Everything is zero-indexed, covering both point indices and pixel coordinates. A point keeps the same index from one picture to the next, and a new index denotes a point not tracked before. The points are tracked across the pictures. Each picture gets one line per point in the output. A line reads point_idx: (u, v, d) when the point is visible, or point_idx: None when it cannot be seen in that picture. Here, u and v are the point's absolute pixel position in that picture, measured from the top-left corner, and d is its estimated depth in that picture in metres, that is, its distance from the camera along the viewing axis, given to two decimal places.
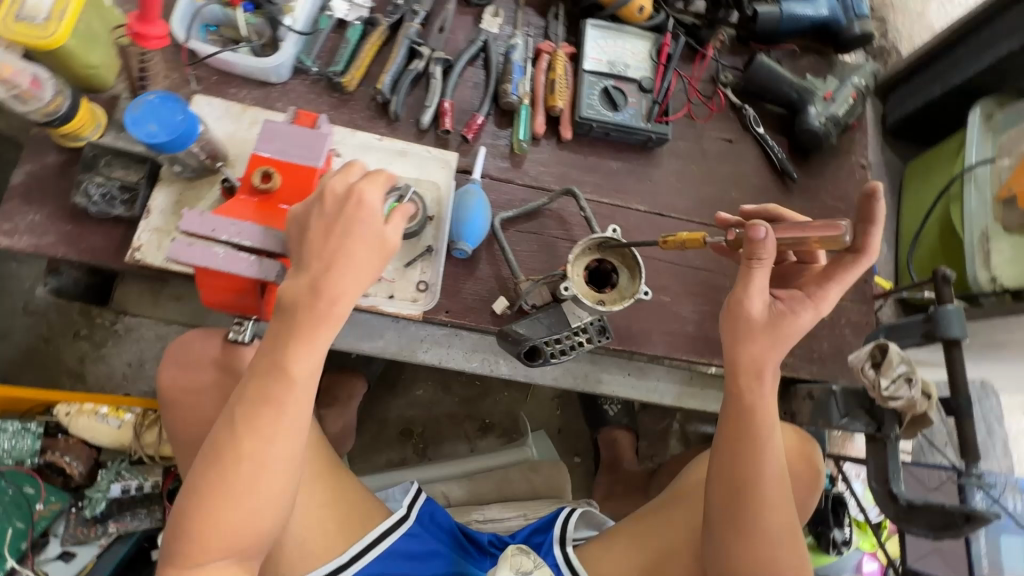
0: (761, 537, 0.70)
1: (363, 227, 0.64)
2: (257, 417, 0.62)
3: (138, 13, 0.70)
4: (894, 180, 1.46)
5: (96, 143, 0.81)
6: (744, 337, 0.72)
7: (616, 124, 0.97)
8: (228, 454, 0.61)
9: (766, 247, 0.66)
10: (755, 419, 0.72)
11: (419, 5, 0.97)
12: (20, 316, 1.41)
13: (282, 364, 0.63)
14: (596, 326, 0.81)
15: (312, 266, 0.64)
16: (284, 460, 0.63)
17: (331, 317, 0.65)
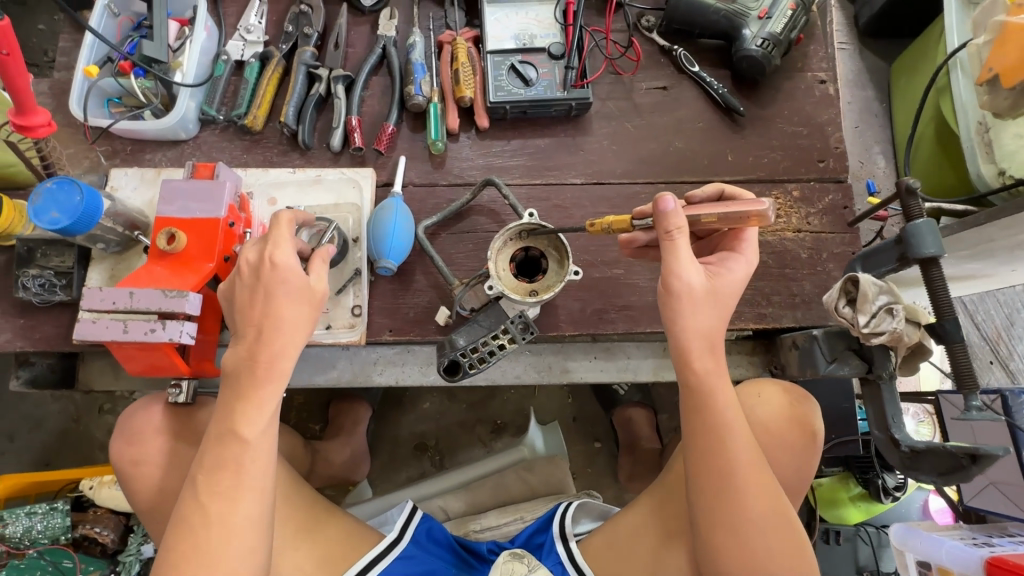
0: (747, 531, 0.64)
1: (285, 288, 0.64)
2: (216, 484, 0.61)
3: (15, 106, 0.72)
4: (881, 85, 1.31)
5: (28, 237, 0.83)
6: (682, 306, 0.64)
7: (531, 100, 0.91)
8: (191, 530, 0.59)
9: (677, 218, 0.64)
10: (717, 399, 0.65)
11: (310, 28, 0.95)
12: (49, 403, 1.51)
13: (232, 424, 0.62)
14: (518, 324, 0.75)
15: (247, 333, 0.64)
16: (250, 524, 0.61)
17: (274, 376, 0.64)
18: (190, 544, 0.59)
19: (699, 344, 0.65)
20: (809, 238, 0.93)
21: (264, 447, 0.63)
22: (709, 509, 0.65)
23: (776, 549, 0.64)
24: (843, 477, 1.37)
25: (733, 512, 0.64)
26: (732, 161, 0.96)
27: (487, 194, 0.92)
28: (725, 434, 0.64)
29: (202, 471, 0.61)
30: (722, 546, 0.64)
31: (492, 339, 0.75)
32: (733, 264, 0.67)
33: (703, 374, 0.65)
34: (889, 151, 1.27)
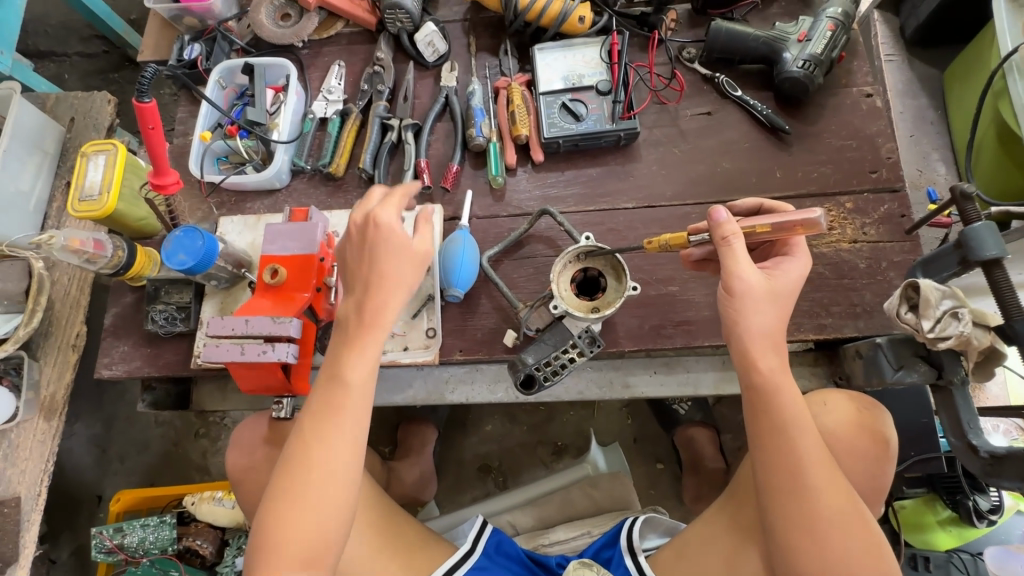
0: (818, 528, 0.66)
1: (388, 245, 0.73)
2: (319, 426, 0.68)
3: (153, 169, 0.87)
4: (935, 92, 1.30)
5: (155, 277, 0.99)
6: (745, 307, 0.67)
7: (582, 134, 0.99)
8: (294, 465, 0.67)
9: (731, 227, 0.67)
10: (784, 400, 0.67)
11: (383, 85, 1.09)
12: (153, 428, 1.69)
13: (337, 371, 0.71)
14: (585, 337, 0.81)
15: (357, 286, 0.73)
16: (340, 471, 0.68)
17: (375, 326, 0.72)
18: (289, 483, 0.67)
19: (762, 341, 0.67)
20: (867, 248, 0.93)
21: (361, 395, 0.71)
22: (781, 506, 0.67)
23: (846, 547, 0.66)
24: (928, 499, 1.30)
25: (804, 509, 0.66)
26: (780, 177, 0.99)
27: (544, 222, 0.99)
28: (792, 434, 0.67)
29: (308, 409, 0.70)
30: (797, 543, 0.67)
31: (562, 353, 0.81)
32: (787, 266, 0.70)
33: (768, 376, 0.67)
34: (949, 157, 1.25)
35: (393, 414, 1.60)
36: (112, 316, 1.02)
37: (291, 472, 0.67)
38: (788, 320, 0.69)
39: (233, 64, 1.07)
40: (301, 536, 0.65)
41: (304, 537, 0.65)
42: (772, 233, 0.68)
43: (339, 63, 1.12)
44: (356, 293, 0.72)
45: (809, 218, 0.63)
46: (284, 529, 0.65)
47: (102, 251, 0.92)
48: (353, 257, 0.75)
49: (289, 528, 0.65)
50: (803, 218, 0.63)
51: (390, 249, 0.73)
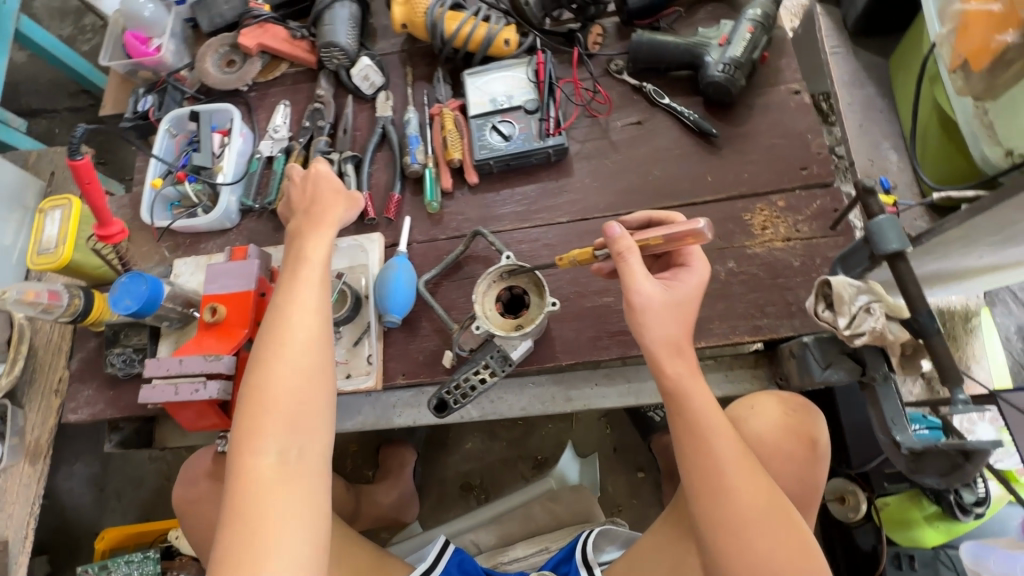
0: (744, 534, 0.64)
1: (328, 177, 0.92)
2: (286, 301, 0.78)
3: (97, 220, 0.93)
4: (883, 81, 1.29)
5: (113, 322, 1.03)
6: (646, 320, 0.69)
7: (511, 153, 1.01)
8: (269, 338, 0.76)
9: (626, 239, 0.70)
10: (695, 404, 0.68)
11: (324, 121, 1.13)
12: (147, 464, 1.74)
13: (298, 260, 0.83)
14: (497, 358, 0.83)
15: (301, 212, 0.89)
16: (310, 333, 0.77)
17: (324, 226, 0.87)
18: (265, 356, 0.75)
19: (664, 348, 0.69)
20: (800, 246, 0.93)
21: (321, 273, 0.82)
22: (707, 512, 0.66)
23: (778, 548, 0.64)
24: (913, 494, 1.26)
25: (730, 513, 0.65)
26: (711, 181, 0.99)
27: (479, 243, 1.01)
28: (708, 436, 0.67)
29: (275, 296, 0.80)
30: (727, 552, 0.64)
31: (474, 374, 0.84)
32: (685, 275, 0.73)
33: (676, 382, 0.68)
34: (900, 145, 1.23)
35: (374, 437, 1.62)
36: (78, 362, 1.06)
37: (267, 346, 0.75)
38: (691, 330, 0.71)
39: (180, 112, 1.12)
40: (286, 397, 0.72)
41: (287, 399, 0.72)
42: (665, 244, 0.71)
43: (284, 103, 1.17)
44: (301, 212, 0.88)
45: (694, 227, 0.67)
46: (269, 397, 0.72)
47: (58, 301, 0.97)
48: (297, 196, 0.92)
49: (273, 395, 0.72)
50: (690, 227, 0.67)
51: (330, 183, 0.92)
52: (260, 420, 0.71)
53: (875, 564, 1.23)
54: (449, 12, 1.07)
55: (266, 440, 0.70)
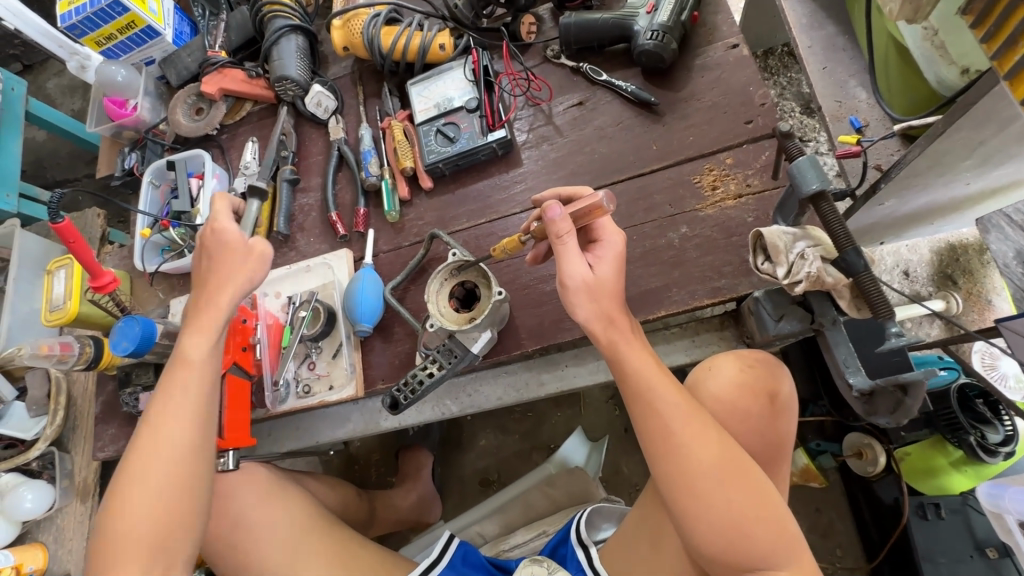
0: (698, 484, 0.66)
1: (223, 240, 0.88)
2: (164, 406, 0.80)
3: (90, 275, 1.02)
4: (842, 17, 1.25)
5: (123, 364, 1.13)
6: (572, 297, 0.75)
7: (458, 153, 1.03)
8: (145, 442, 0.78)
9: (563, 221, 0.76)
10: (637, 369, 0.72)
11: (287, 151, 1.19)
12: None
13: (180, 354, 0.83)
14: (444, 351, 0.87)
15: (198, 287, 0.88)
16: (182, 444, 0.78)
17: (211, 309, 0.85)
18: (137, 467, 0.77)
19: (598, 324, 0.75)
20: (752, 201, 0.91)
21: (204, 367, 0.83)
22: (663, 470, 0.68)
23: (731, 495, 0.66)
24: (937, 441, 1.19)
25: (681, 471, 0.67)
26: (658, 149, 0.98)
27: (438, 246, 1.04)
28: (653, 398, 0.70)
29: (154, 400, 0.81)
30: (688, 507, 0.66)
31: (423, 370, 0.87)
32: (603, 251, 0.79)
33: (612, 346, 0.74)
34: (868, 81, 1.17)
35: (392, 443, 1.67)
36: (100, 403, 1.16)
37: (141, 454, 0.77)
38: (623, 306, 0.77)
39: (159, 164, 1.21)
40: (155, 512, 0.74)
41: (148, 516, 0.74)
42: (577, 221, 0.80)
43: (252, 140, 1.24)
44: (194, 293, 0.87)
45: (597, 199, 0.77)
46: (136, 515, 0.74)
47: (70, 351, 1.06)
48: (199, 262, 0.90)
49: (139, 516, 0.74)
50: (592, 202, 0.78)
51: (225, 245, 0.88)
52: (120, 535, 0.73)
53: (898, 516, 1.18)
54: (384, 28, 1.11)
55: (122, 554, 0.73)
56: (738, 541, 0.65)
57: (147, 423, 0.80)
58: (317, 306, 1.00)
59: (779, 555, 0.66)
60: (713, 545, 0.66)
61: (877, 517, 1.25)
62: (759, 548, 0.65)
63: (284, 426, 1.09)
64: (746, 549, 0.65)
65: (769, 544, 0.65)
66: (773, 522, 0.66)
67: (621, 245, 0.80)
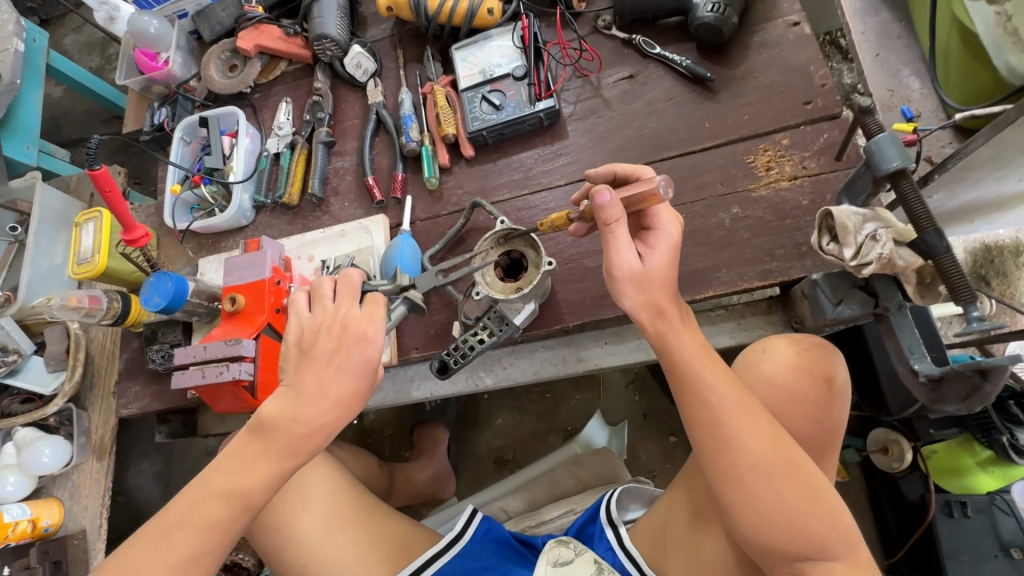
0: (748, 475, 0.65)
1: (355, 349, 0.68)
2: (226, 486, 0.66)
3: (123, 228, 0.99)
4: (899, 4, 1.21)
5: (150, 322, 1.11)
6: (617, 288, 0.74)
7: (503, 122, 1.01)
8: (192, 498, 0.65)
9: (613, 208, 0.71)
10: (686, 359, 0.71)
11: (323, 113, 1.16)
12: (206, 458, 1.85)
13: (267, 443, 0.66)
14: (494, 317, 0.86)
15: (319, 358, 0.69)
16: (219, 536, 0.65)
17: (316, 421, 0.67)
18: (171, 526, 0.65)
19: (645, 314, 0.73)
20: (808, 183, 0.89)
21: (267, 480, 0.66)
22: (713, 460, 0.67)
23: (783, 488, 0.64)
24: (964, 440, 1.16)
25: (734, 462, 0.65)
26: (710, 127, 0.96)
27: (479, 215, 1.02)
28: (703, 387, 0.69)
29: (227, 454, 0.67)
30: (739, 498, 0.65)
31: (471, 336, 0.85)
32: (656, 240, 0.76)
33: (660, 336, 0.72)
34: (922, 70, 1.14)
35: (408, 418, 1.66)
36: (125, 361, 1.15)
37: (179, 506, 0.65)
38: (675, 293, 0.74)
39: (191, 120, 1.18)
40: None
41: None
42: (629, 206, 0.75)
43: (286, 100, 1.20)
44: (322, 366, 0.68)
45: (653, 185, 0.73)
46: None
47: (98, 305, 1.04)
48: (328, 319, 0.71)
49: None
50: (647, 188, 0.73)
51: (349, 355, 0.68)
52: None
53: (922, 514, 1.18)
54: None
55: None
56: (793, 533, 0.63)
57: (213, 473, 0.67)
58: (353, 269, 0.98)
59: (834, 547, 0.64)
60: (766, 535, 0.64)
61: (899, 514, 1.24)
62: (817, 539, 0.63)
63: None
64: (801, 539, 0.63)
65: (826, 537, 0.64)
66: (830, 515, 0.64)
67: (676, 233, 0.77)
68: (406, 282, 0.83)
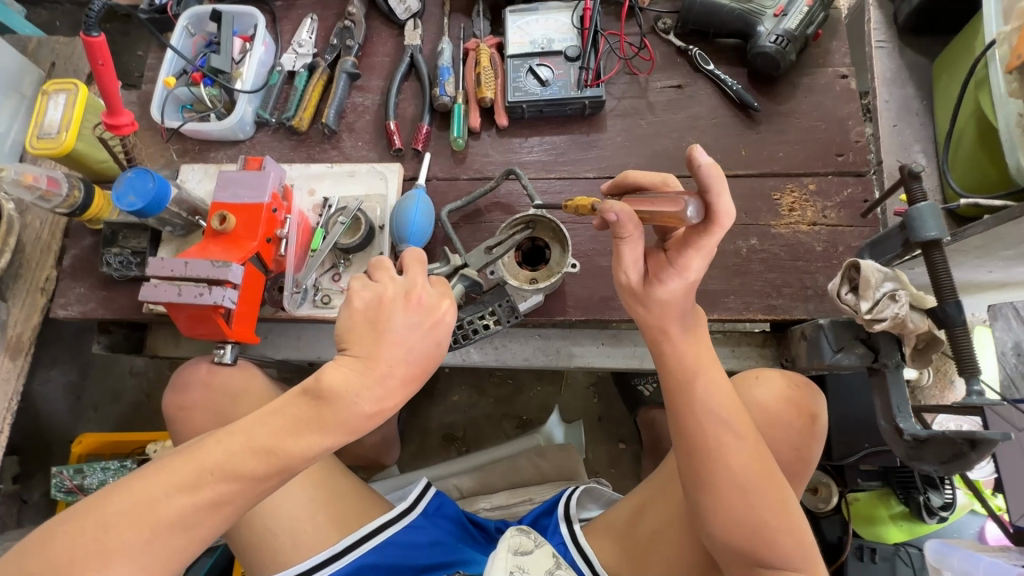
0: (726, 482, 0.66)
1: (422, 334, 0.63)
2: (269, 444, 0.57)
3: (106, 109, 0.87)
4: (924, 82, 1.27)
5: (113, 221, 0.99)
6: (627, 296, 0.75)
7: (546, 100, 0.97)
8: (230, 444, 0.56)
9: (622, 226, 0.67)
10: (681, 365, 0.72)
11: (352, 41, 1.07)
12: (128, 378, 1.68)
13: (325, 412, 0.58)
14: (505, 307, 0.82)
15: (391, 337, 0.62)
16: (247, 490, 0.57)
17: (377, 405, 0.60)
18: (201, 468, 0.55)
19: (651, 320, 0.74)
20: (825, 231, 0.92)
21: (314, 450, 0.58)
22: (691, 462, 0.68)
23: (756, 498, 0.66)
24: (883, 494, 1.31)
25: (713, 467, 0.67)
26: (746, 156, 0.97)
27: (503, 187, 0.98)
28: (693, 393, 0.70)
29: (275, 409, 0.59)
30: (710, 501, 0.67)
31: (478, 319, 0.82)
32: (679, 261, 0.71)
33: (656, 344, 0.74)
34: (931, 149, 1.22)
35: None
36: (70, 258, 1.02)
37: (212, 448, 0.56)
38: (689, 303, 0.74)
39: (201, 10, 1.05)
40: (174, 538, 0.54)
41: (156, 512, 0.53)
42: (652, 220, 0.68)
43: (311, 17, 1.10)
44: (400, 343, 0.62)
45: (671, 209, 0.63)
46: (173, 523, 0.54)
47: (56, 189, 0.92)
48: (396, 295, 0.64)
49: (168, 530, 0.54)
50: (665, 210, 0.64)
51: (418, 339, 0.63)
52: (109, 507, 0.53)
53: (837, 553, 1.26)
54: None
55: (97, 514, 0.53)
56: (756, 542, 0.65)
57: (257, 424, 0.58)
58: (360, 215, 0.92)
59: (794, 560, 0.66)
60: (732, 539, 0.66)
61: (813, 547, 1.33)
62: (780, 550, 0.66)
63: (283, 330, 0.98)
64: (764, 548, 0.65)
65: (788, 553, 0.66)
66: (796, 531, 0.66)
67: (697, 275, 0.71)
68: (460, 262, 0.80)
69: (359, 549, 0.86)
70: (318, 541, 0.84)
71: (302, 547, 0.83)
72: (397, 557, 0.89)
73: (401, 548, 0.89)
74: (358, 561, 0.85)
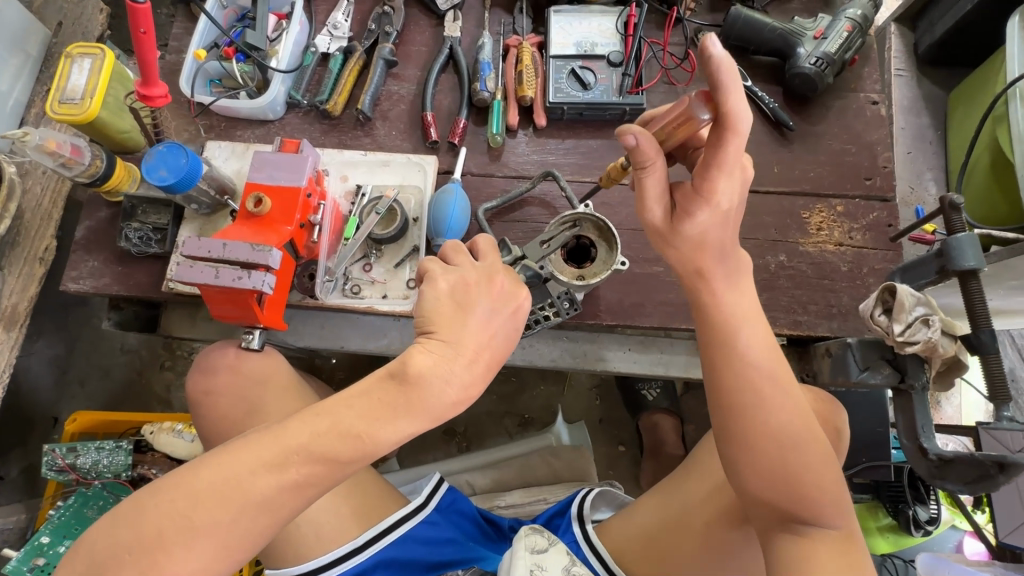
0: (765, 434, 0.65)
1: (506, 319, 0.65)
2: (357, 428, 0.58)
3: (141, 78, 0.83)
4: (938, 113, 1.32)
5: (133, 195, 0.96)
6: (657, 239, 0.71)
7: (587, 103, 0.97)
8: (317, 425, 0.57)
9: (642, 153, 0.63)
10: (723, 313, 0.70)
11: (390, 27, 1.05)
12: (117, 355, 1.61)
13: (412, 395, 0.59)
14: (564, 301, 0.84)
15: (475, 322, 0.62)
16: (331, 473, 0.58)
17: (461, 392, 0.61)
18: (286, 449, 0.57)
19: (684, 266, 0.70)
20: (850, 252, 0.95)
21: (399, 435, 0.59)
22: (729, 412, 0.67)
23: (795, 453, 0.64)
24: (871, 507, 1.35)
25: (753, 419, 0.66)
26: (778, 173, 0.99)
27: (540, 186, 0.98)
28: (734, 342, 0.68)
29: (364, 390, 0.60)
30: (748, 454, 0.65)
31: (539, 310, 0.85)
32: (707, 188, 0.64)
33: (695, 291, 0.71)
34: (942, 178, 1.27)
35: None
36: (83, 230, 0.98)
37: (298, 430, 0.58)
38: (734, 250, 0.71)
39: None
40: (259, 518, 0.55)
41: (243, 489, 0.55)
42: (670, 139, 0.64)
43: None
44: (485, 331, 0.63)
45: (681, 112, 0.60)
46: (256, 502, 0.55)
47: (78, 158, 0.87)
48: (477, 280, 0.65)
49: (252, 509, 0.55)
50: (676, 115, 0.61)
51: (500, 324, 0.64)
52: (199, 480, 0.55)
53: None
54: None
55: (190, 485, 0.55)
56: (792, 496, 0.64)
57: (342, 407, 0.59)
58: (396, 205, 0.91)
59: (828, 517, 0.65)
60: (766, 492, 0.65)
61: None
62: (815, 505, 0.64)
63: (307, 319, 0.97)
64: (799, 503, 0.64)
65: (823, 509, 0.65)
66: (833, 488, 0.65)
67: (726, 200, 0.66)
68: (520, 252, 0.80)
69: (378, 544, 0.85)
70: (342, 534, 0.83)
71: (326, 541, 0.82)
72: (415, 552, 0.89)
73: (418, 544, 0.89)
74: (376, 556, 0.85)
